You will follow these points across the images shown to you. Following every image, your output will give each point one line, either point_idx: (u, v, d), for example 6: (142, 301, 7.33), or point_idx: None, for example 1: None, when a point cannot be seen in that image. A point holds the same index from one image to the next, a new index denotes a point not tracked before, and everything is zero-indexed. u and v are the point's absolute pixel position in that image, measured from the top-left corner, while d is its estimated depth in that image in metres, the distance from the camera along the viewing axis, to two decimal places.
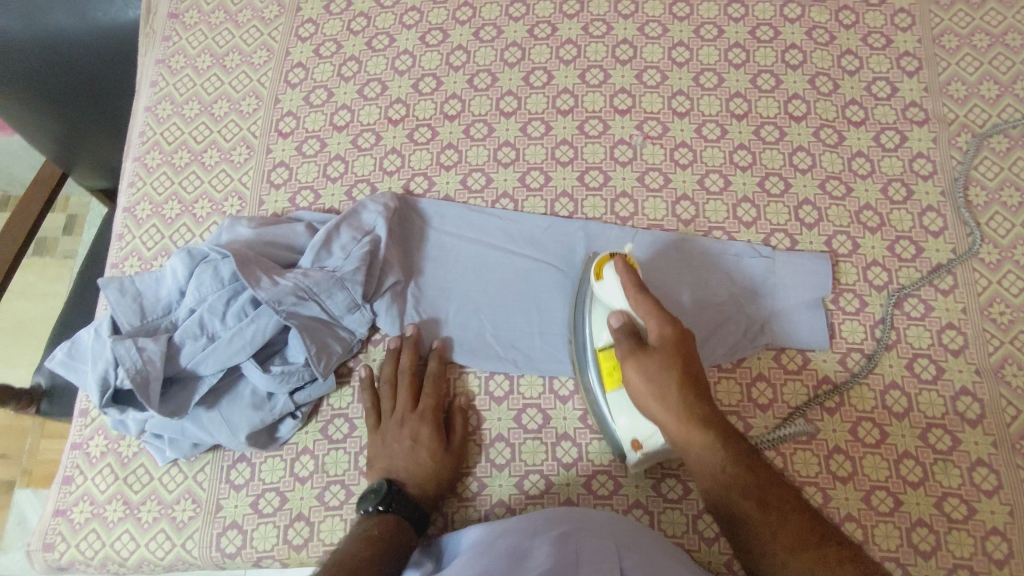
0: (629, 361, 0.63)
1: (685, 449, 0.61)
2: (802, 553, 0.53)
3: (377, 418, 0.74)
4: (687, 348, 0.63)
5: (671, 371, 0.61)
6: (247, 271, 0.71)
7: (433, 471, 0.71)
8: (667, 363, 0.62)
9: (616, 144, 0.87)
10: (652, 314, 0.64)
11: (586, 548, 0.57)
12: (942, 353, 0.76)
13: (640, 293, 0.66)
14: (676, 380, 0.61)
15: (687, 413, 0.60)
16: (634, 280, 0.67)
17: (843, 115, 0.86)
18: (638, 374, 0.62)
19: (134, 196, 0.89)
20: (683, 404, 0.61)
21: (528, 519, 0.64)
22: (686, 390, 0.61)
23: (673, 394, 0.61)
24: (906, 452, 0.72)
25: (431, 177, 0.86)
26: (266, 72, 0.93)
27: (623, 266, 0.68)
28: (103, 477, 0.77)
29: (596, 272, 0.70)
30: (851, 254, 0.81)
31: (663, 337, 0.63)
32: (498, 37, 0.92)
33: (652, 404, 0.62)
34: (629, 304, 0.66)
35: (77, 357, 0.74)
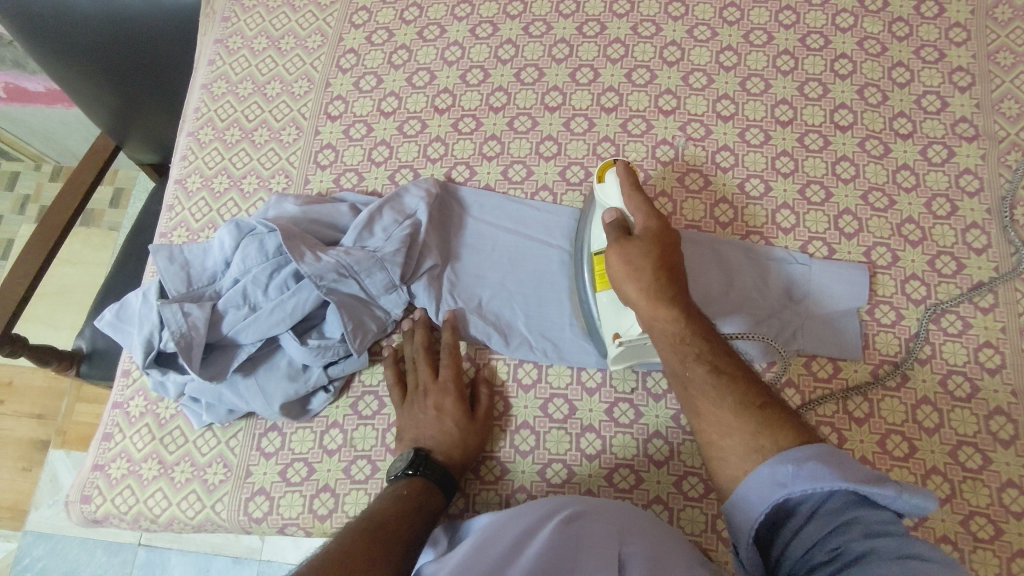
0: (614, 245, 0.70)
1: (655, 326, 0.65)
2: (747, 413, 0.57)
3: (403, 392, 0.76)
4: (669, 242, 0.69)
5: (649, 255, 0.67)
6: (292, 245, 0.73)
7: (459, 438, 0.73)
8: (647, 247, 0.68)
9: (658, 144, 0.87)
10: (640, 210, 0.71)
11: (590, 536, 0.58)
12: (978, 371, 0.74)
13: (634, 194, 0.72)
14: (654, 263, 0.67)
15: (658, 288, 0.66)
16: (632, 180, 0.73)
17: (891, 127, 0.86)
18: (620, 256, 0.69)
19: (186, 168, 0.92)
20: (655, 284, 0.66)
21: (540, 505, 0.64)
22: (662, 274, 0.67)
23: (649, 271, 0.67)
24: (935, 468, 0.71)
25: (473, 166, 0.88)
26: (319, 56, 0.95)
27: (625, 170, 0.73)
28: (140, 436, 0.80)
29: (597, 178, 0.76)
30: (890, 266, 0.80)
31: (647, 228, 0.70)
32: (547, 33, 0.94)
33: (628, 284, 0.68)
34: (623, 202, 0.73)
35: (125, 319, 0.77)
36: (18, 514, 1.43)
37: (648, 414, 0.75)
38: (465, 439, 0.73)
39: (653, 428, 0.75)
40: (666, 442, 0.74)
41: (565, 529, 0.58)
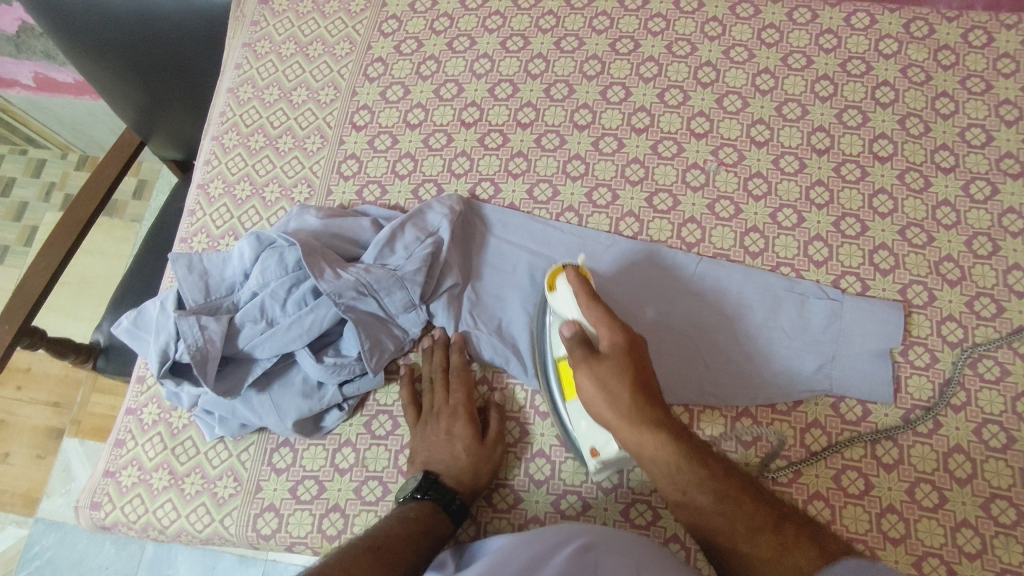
0: (581, 367, 0.63)
1: (641, 454, 0.61)
2: (763, 538, 0.57)
3: (416, 414, 0.75)
4: (637, 353, 0.63)
5: (623, 376, 0.61)
6: (312, 261, 0.71)
7: (469, 466, 0.71)
8: (618, 368, 0.62)
9: (689, 168, 0.85)
10: (601, 324, 0.64)
11: (602, 568, 0.56)
12: (1015, 422, 0.71)
13: (591, 303, 0.65)
14: (626, 383, 0.61)
15: (636, 412, 0.61)
16: (586, 289, 0.66)
17: (932, 160, 0.83)
18: (592, 381, 0.62)
19: (209, 173, 0.91)
20: (633, 405, 0.61)
21: (553, 532, 0.63)
22: (636, 392, 0.61)
23: (626, 394, 0.61)
24: (966, 521, 0.68)
25: (498, 184, 0.86)
26: (346, 64, 0.94)
27: (575, 275, 0.67)
28: (152, 445, 0.79)
29: (550, 287, 0.71)
30: (926, 306, 0.77)
31: (612, 344, 0.63)
32: (579, 49, 0.92)
33: (602, 408, 0.62)
34: (582, 314, 0.66)
35: (141, 327, 0.76)
36: (30, 502, 1.44)
37: None
38: (476, 468, 0.71)
39: None
40: None
41: (576, 560, 0.56)
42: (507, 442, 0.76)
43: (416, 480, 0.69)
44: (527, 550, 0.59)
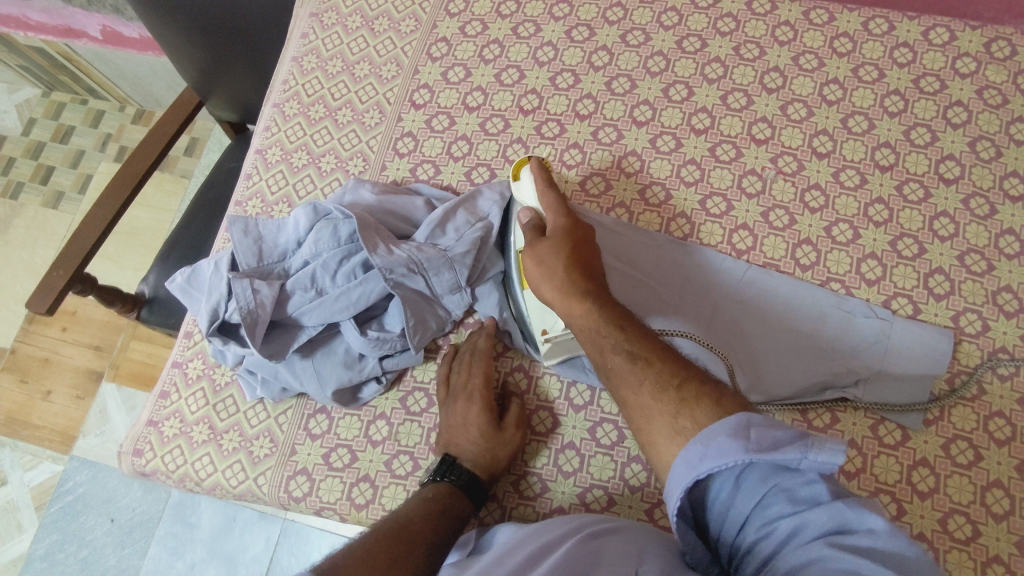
0: (526, 248, 0.70)
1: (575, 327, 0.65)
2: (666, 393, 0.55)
3: (445, 392, 0.75)
4: (578, 236, 0.70)
5: (558, 248, 0.68)
6: (366, 236, 0.72)
7: (487, 448, 0.70)
8: (556, 244, 0.68)
9: (746, 174, 0.84)
10: (550, 208, 0.72)
11: (608, 549, 0.55)
12: None
13: (547, 190, 0.73)
14: (561, 259, 0.67)
15: (569, 283, 0.65)
16: (545, 176, 0.75)
17: (1000, 187, 0.80)
18: (532, 258, 0.69)
19: (267, 139, 0.93)
20: (569, 279, 0.65)
21: (555, 522, 0.63)
22: (571, 266, 0.66)
23: (558, 269, 0.66)
24: (997, 557, 0.67)
25: (551, 174, 0.86)
26: (410, 41, 0.94)
27: (537, 166, 0.76)
28: (195, 399, 0.81)
29: (513, 178, 0.78)
30: (978, 336, 0.75)
31: (556, 225, 0.71)
32: (645, 43, 0.90)
33: (545, 284, 0.67)
34: (537, 201, 0.74)
35: (194, 285, 0.78)
36: (67, 439, 1.50)
37: None
38: (496, 451, 0.71)
39: None
40: None
41: (583, 542, 0.56)
42: (538, 432, 0.76)
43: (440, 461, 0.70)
44: (531, 541, 0.60)
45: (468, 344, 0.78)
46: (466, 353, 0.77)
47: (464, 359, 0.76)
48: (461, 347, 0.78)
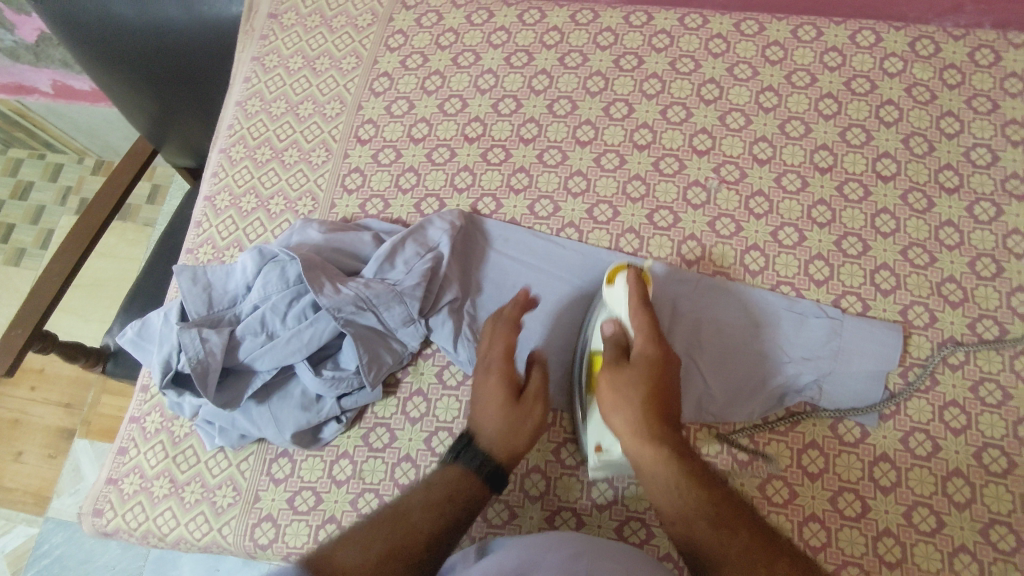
0: (607, 369, 0.66)
1: (645, 475, 0.60)
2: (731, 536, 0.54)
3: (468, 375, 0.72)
4: (664, 374, 0.66)
5: (639, 382, 0.64)
6: (312, 276, 0.73)
7: (508, 426, 0.66)
8: (638, 376, 0.65)
9: (690, 185, 0.85)
10: (641, 331, 0.68)
11: (598, 572, 0.56)
12: (1016, 446, 0.71)
13: (640, 306, 0.69)
14: (641, 394, 0.63)
15: (646, 422, 0.62)
16: (642, 295, 0.70)
17: (935, 180, 0.82)
18: (609, 383, 0.65)
19: (216, 185, 0.92)
20: (644, 422, 0.62)
21: (537, 540, 0.62)
22: (649, 406, 0.63)
23: (636, 403, 0.63)
24: (963, 546, 0.67)
25: (500, 200, 0.87)
26: (353, 78, 0.95)
27: (636, 279, 0.71)
28: (154, 453, 0.80)
29: (608, 281, 0.73)
30: (926, 327, 0.77)
31: (643, 353, 0.66)
32: (583, 65, 0.92)
33: (614, 416, 0.64)
34: (627, 317, 0.70)
35: (145, 337, 0.77)
36: (41, 501, 1.46)
37: None
38: (516, 437, 0.66)
39: None
40: None
41: (569, 563, 0.57)
42: None
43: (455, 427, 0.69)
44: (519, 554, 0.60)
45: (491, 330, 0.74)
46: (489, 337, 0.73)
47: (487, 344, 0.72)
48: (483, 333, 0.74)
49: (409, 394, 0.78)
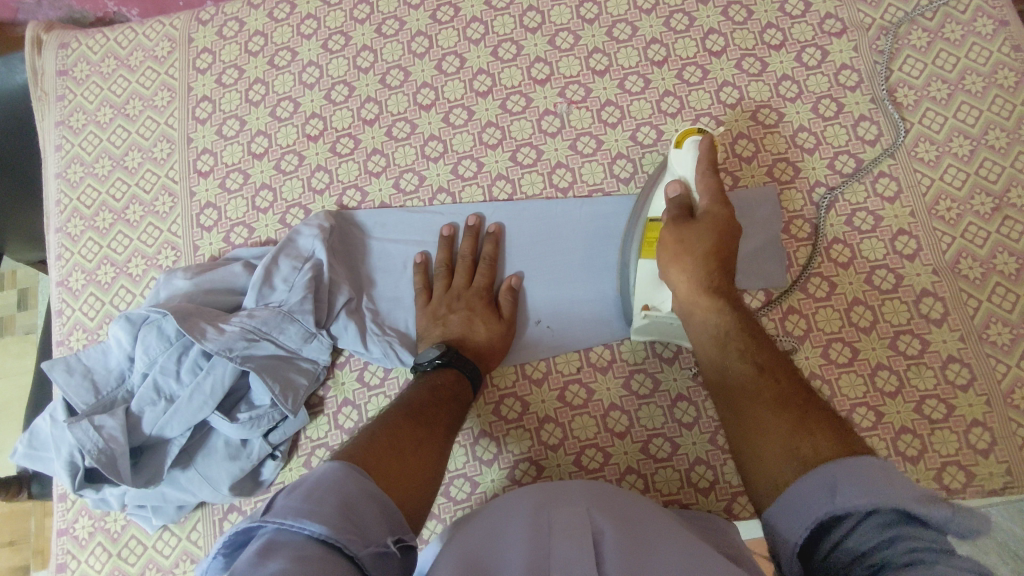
0: (672, 224, 0.69)
1: (695, 318, 0.66)
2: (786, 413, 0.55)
3: (429, 295, 0.79)
4: (728, 233, 0.68)
5: (705, 238, 0.67)
6: (190, 325, 0.69)
7: (487, 341, 0.76)
8: (705, 230, 0.67)
9: (542, 116, 0.85)
10: (708, 194, 0.69)
11: (558, 519, 0.54)
12: (898, 260, 0.77)
13: (708, 172, 0.69)
14: (705, 248, 0.67)
15: (707, 274, 0.66)
16: (711, 159, 0.70)
17: (762, 41, 0.85)
18: (675, 235, 0.68)
19: (64, 268, 0.86)
20: (703, 271, 0.66)
21: (500, 503, 0.62)
22: (710, 260, 0.67)
23: (698, 255, 0.67)
24: (879, 364, 0.74)
25: (363, 187, 0.84)
26: (172, 112, 0.89)
27: (707, 146, 0.70)
28: (96, 557, 0.76)
29: (676, 144, 0.72)
30: (794, 180, 0.81)
31: (710, 214, 0.68)
32: (402, 29, 0.89)
33: (673, 268, 0.68)
34: (697, 181, 0.70)
35: (39, 447, 0.72)
36: None
37: (600, 390, 0.76)
38: (494, 345, 0.76)
39: (608, 401, 0.76)
40: (624, 413, 0.75)
41: (533, 520, 0.55)
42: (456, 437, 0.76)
43: (434, 353, 0.74)
44: (489, 528, 0.57)
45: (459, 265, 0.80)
46: (463, 268, 0.80)
47: (459, 275, 0.80)
48: (442, 266, 0.80)
49: (338, 407, 0.76)
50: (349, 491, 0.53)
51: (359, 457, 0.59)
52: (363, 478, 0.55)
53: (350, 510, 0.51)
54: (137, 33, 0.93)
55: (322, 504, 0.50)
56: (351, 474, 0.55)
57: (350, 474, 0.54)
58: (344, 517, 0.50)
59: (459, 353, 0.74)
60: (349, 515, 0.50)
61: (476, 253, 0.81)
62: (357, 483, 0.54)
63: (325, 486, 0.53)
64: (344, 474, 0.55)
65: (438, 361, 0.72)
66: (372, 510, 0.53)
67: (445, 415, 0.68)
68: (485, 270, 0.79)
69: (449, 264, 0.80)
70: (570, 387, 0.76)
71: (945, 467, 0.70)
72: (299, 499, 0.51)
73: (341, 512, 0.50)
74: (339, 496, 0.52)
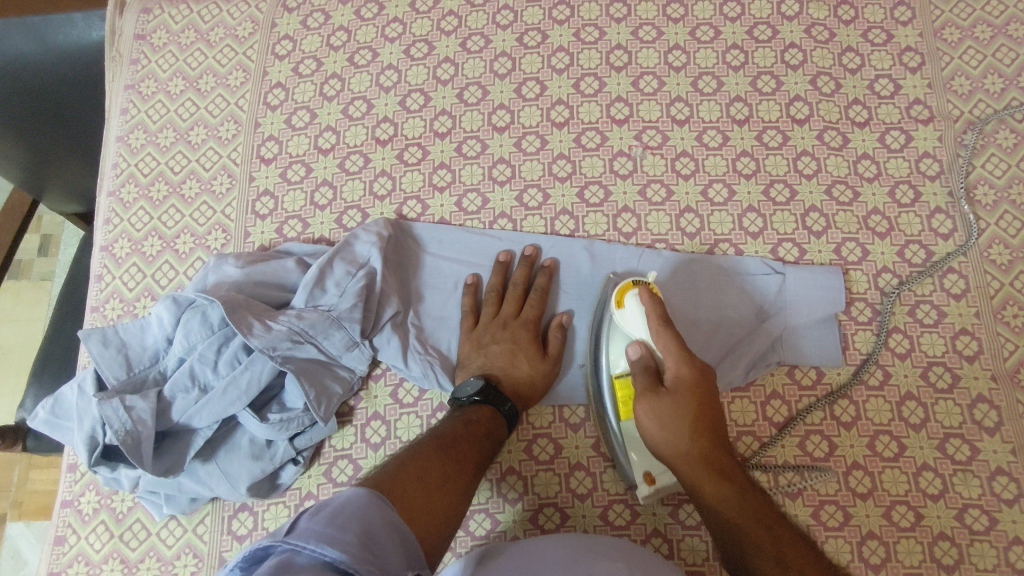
0: (642, 397, 0.64)
1: (705, 504, 0.60)
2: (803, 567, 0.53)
3: (474, 320, 0.78)
4: (703, 386, 0.63)
5: (686, 413, 0.61)
6: (238, 318, 0.67)
7: (527, 377, 0.74)
8: (682, 405, 0.62)
9: (615, 156, 0.84)
10: (669, 351, 0.64)
11: (598, 574, 0.54)
12: (957, 360, 0.75)
13: (661, 327, 0.66)
14: (688, 420, 0.61)
15: (701, 457, 0.60)
16: (658, 312, 0.67)
17: (847, 116, 0.84)
18: (652, 417, 0.62)
19: (110, 233, 0.84)
20: (698, 451, 0.61)
21: (525, 548, 0.60)
22: (700, 435, 0.61)
23: (686, 434, 0.61)
24: (926, 465, 0.72)
25: (425, 200, 0.83)
26: (243, 94, 0.88)
27: (648, 297, 0.68)
28: (97, 536, 0.73)
29: (617, 304, 0.70)
30: (861, 262, 0.79)
31: (680, 376, 0.63)
32: (486, 47, 0.88)
33: (666, 453, 0.62)
34: (650, 337, 0.66)
35: (61, 416, 0.70)
36: None
37: None
38: (534, 383, 0.74)
39: None
40: None
41: (571, 570, 0.54)
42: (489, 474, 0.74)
43: (472, 384, 0.72)
44: (521, 565, 0.57)
45: (509, 292, 0.78)
46: (512, 297, 0.78)
47: (507, 304, 0.78)
48: (492, 294, 0.78)
49: (366, 420, 0.74)
50: (371, 518, 0.51)
51: (385, 485, 0.57)
52: (386, 508, 0.53)
53: (371, 538, 0.49)
54: (221, 9, 0.92)
55: (344, 529, 0.48)
56: (375, 501, 0.53)
57: (373, 502, 0.52)
58: (364, 545, 0.48)
59: (498, 387, 0.72)
60: (370, 545, 0.48)
61: (528, 285, 0.79)
62: (381, 510, 0.53)
63: (348, 510, 0.51)
64: (367, 500, 0.53)
65: (475, 398, 0.70)
66: (393, 541, 0.51)
67: (474, 452, 0.65)
68: (534, 303, 0.77)
69: (499, 291, 0.79)
70: None
71: None
72: (322, 521, 0.49)
73: (362, 539, 0.48)
74: (361, 522, 0.50)
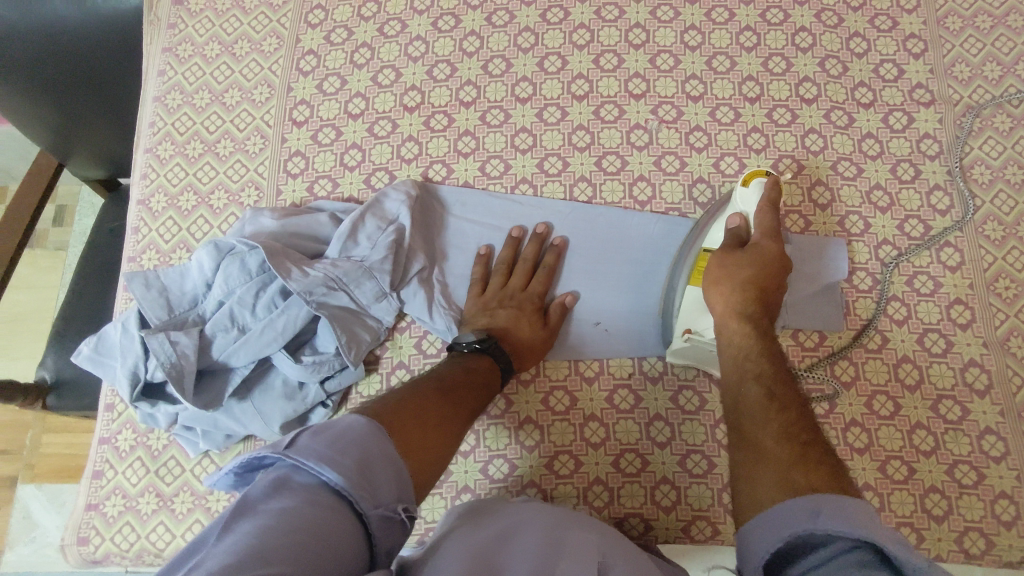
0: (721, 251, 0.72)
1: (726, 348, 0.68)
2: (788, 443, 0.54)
3: (483, 287, 0.82)
4: (774, 265, 0.70)
5: (747, 267, 0.69)
6: (277, 262, 0.71)
7: (527, 338, 0.77)
8: (751, 260, 0.70)
9: (632, 129, 0.88)
10: (764, 227, 0.71)
11: (573, 538, 0.55)
12: (951, 327, 0.79)
13: (767, 212, 0.72)
14: (744, 276, 0.69)
15: (741, 306, 0.68)
16: (773, 201, 0.72)
17: (852, 97, 0.88)
18: (718, 264, 0.71)
19: (147, 187, 0.88)
20: (740, 299, 0.69)
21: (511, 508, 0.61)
22: (749, 288, 0.69)
23: (738, 282, 0.69)
24: (919, 423, 0.76)
25: (450, 164, 0.87)
26: (276, 60, 0.92)
27: (772, 186, 0.73)
28: (133, 471, 0.77)
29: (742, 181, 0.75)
30: (863, 234, 0.84)
31: (759, 246, 0.71)
32: (511, 22, 0.92)
33: (713, 292, 0.71)
34: (756, 215, 0.73)
35: (104, 352, 0.73)
36: None
37: (648, 398, 0.78)
38: (534, 343, 0.78)
39: (654, 411, 0.77)
40: (668, 425, 0.77)
41: (548, 532, 0.55)
42: (507, 423, 0.78)
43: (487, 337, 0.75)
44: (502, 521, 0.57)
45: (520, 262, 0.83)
46: (522, 269, 0.82)
47: (517, 273, 0.82)
48: (503, 265, 0.83)
49: (391, 368, 0.78)
50: (371, 449, 0.50)
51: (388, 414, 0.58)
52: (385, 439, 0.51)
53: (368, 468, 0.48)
54: None
55: (343, 454, 0.47)
56: (375, 430, 0.52)
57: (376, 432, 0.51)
58: (361, 474, 0.47)
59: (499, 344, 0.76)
60: (365, 474, 0.48)
61: (540, 257, 0.84)
62: (381, 442, 0.51)
63: (349, 436, 0.50)
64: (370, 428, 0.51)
65: (475, 345, 0.74)
66: (389, 472, 0.50)
67: (472, 399, 0.67)
68: (543, 273, 0.82)
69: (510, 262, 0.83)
70: (619, 390, 0.79)
71: (967, 531, 0.72)
72: (323, 443, 0.48)
73: (359, 466, 0.48)
74: (361, 451, 0.49)
